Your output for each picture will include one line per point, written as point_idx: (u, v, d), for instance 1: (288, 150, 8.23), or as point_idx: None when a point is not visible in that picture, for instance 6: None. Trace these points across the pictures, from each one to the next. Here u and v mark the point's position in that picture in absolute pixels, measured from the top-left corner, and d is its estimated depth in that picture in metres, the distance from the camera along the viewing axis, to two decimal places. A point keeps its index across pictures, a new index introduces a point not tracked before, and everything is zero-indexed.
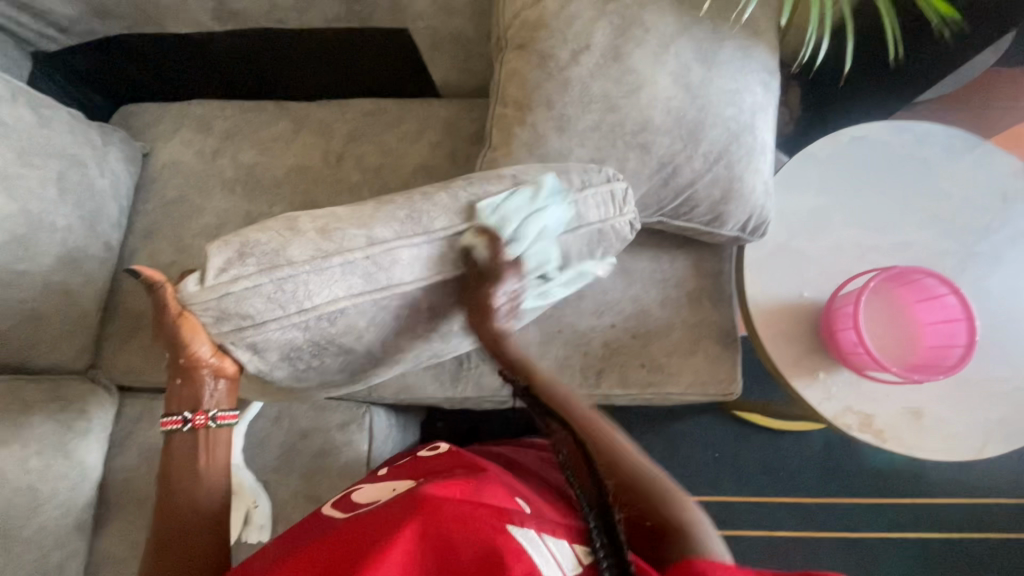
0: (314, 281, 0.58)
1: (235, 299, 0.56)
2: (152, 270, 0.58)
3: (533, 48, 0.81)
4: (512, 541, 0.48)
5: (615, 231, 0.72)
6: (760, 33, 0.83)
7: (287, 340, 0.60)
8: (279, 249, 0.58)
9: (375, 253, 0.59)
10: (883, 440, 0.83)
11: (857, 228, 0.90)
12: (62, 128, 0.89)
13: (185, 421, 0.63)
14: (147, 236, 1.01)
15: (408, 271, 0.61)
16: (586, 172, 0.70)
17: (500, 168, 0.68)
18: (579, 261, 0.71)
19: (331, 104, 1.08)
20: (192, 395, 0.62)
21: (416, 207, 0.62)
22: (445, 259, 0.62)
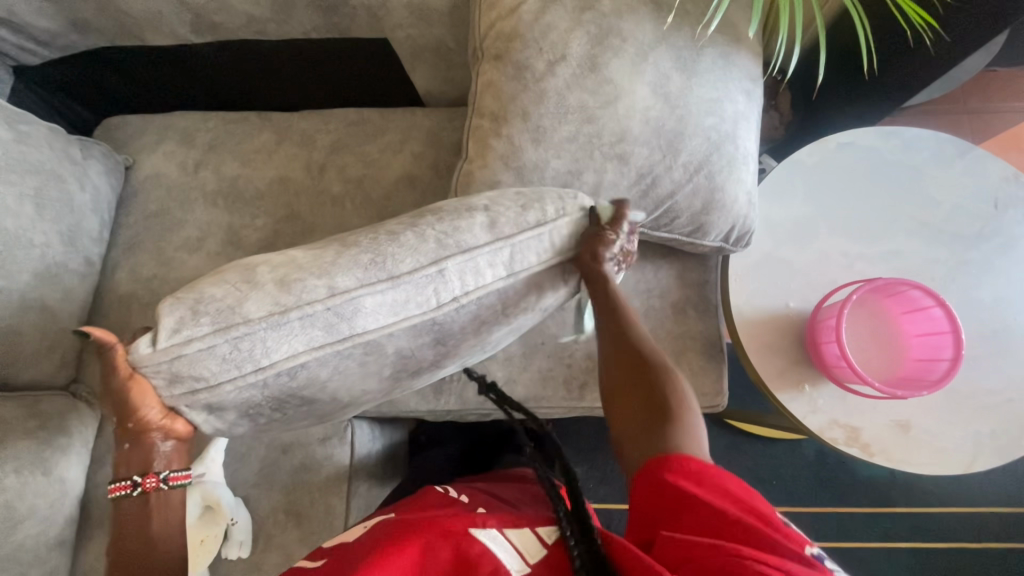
0: (271, 337, 0.54)
1: (188, 360, 0.53)
2: (102, 331, 0.55)
3: (509, 59, 0.80)
4: (476, 544, 0.51)
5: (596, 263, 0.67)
6: (741, 41, 0.82)
7: (244, 399, 0.57)
8: (235, 305, 0.55)
9: (336, 304, 0.55)
10: (870, 454, 0.81)
11: (844, 236, 0.88)
12: (40, 143, 0.89)
13: (135, 485, 0.58)
14: (129, 249, 1.00)
15: (373, 319, 0.57)
16: (562, 199, 0.65)
17: (471, 198, 0.65)
18: (554, 293, 0.68)
19: (313, 115, 1.08)
20: (142, 459, 0.58)
21: (381, 251, 0.58)
22: (414, 301, 0.58)
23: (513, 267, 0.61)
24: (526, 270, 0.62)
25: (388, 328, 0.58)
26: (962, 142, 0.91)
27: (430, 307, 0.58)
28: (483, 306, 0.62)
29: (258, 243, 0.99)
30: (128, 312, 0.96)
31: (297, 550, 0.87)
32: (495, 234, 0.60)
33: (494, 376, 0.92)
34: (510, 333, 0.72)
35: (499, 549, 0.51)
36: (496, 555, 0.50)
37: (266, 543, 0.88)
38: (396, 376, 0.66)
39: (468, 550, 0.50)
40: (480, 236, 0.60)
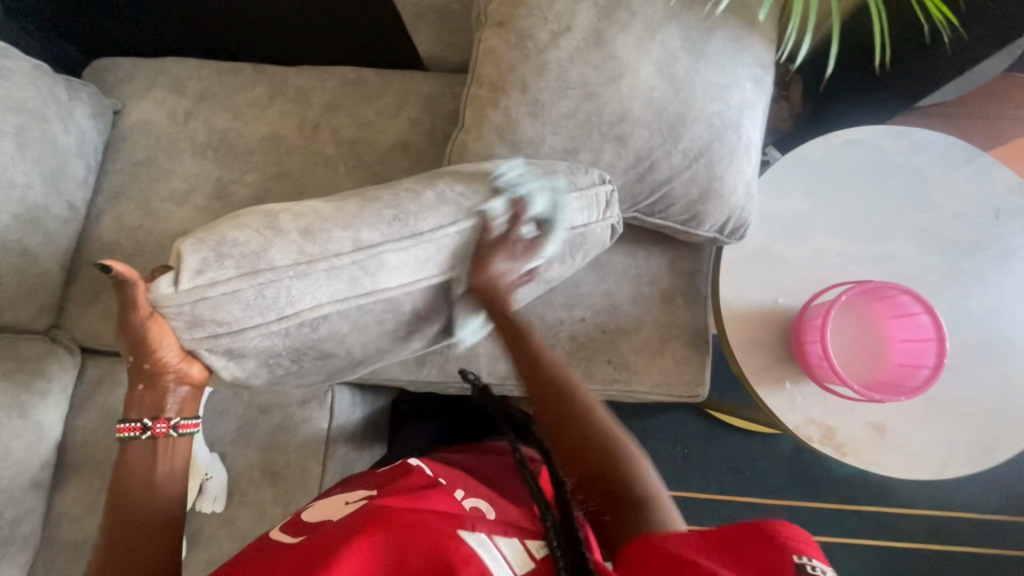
0: (297, 286, 0.58)
1: (210, 304, 0.56)
2: (125, 267, 0.55)
3: (512, 27, 0.76)
4: (462, 546, 0.48)
5: (592, 236, 0.73)
6: (754, 25, 0.79)
7: (267, 346, 0.60)
8: (259, 251, 0.58)
9: (362, 257, 0.60)
10: (842, 454, 0.81)
11: (840, 236, 0.86)
12: (22, 80, 0.86)
13: (144, 428, 0.62)
14: (114, 197, 0.98)
15: (394, 275, 0.62)
16: (574, 172, 0.71)
17: (483, 167, 0.70)
18: (557, 264, 0.72)
19: (310, 71, 1.04)
20: (157, 400, 0.62)
21: (402, 208, 0.63)
22: (432, 261, 0.63)
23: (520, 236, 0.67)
24: (531, 240, 0.68)
25: (408, 285, 0.63)
26: (971, 147, 0.89)
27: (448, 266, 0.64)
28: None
29: (247, 200, 0.97)
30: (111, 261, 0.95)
31: (271, 507, 0.89)
32: (505, 203, 0.65)
33: (476, 351, 0.92)
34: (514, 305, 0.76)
35: (486, 554, 0.48)
36: (482, 561, 0.47)
37: (240, 500, 0.89)
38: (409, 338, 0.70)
39: (455, 552, 0.47)
40: (492, 204, 0.65)
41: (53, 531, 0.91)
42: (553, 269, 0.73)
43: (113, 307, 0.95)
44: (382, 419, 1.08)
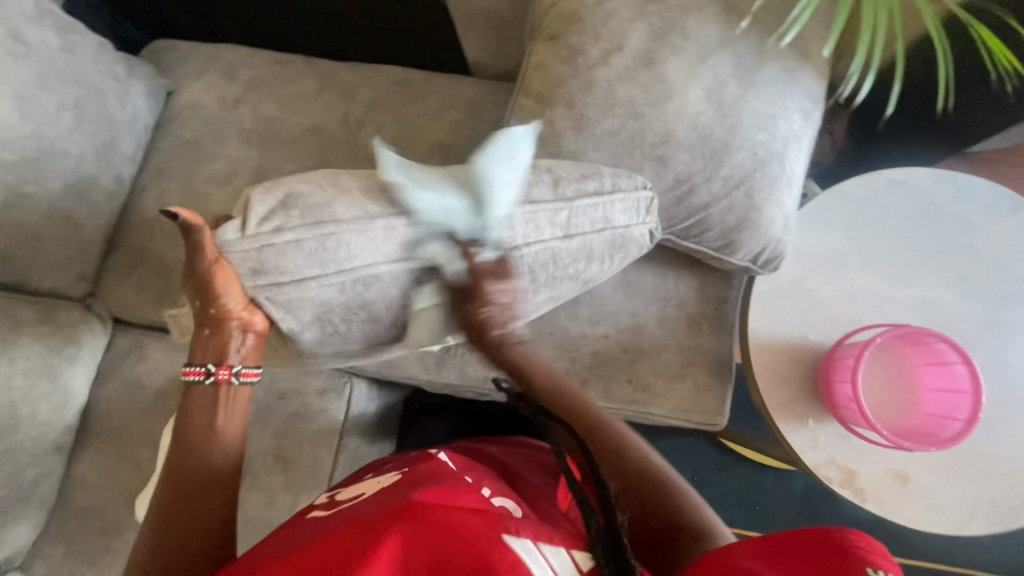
0: (354, 240, 0.59)
1: (275, 250, 0.58)
2: (190, 213, 0.52)
3: (563, 41, 0.77)
4: (511, 554, 0.45)
5: (633, 240, 0.73)
6: (808, 56, 0.78)
7: (322, 298, 0.62)
8: (324, 205, 0.59)
9: (417, 224, 0.61)
10: (861, 499, 0.80)
11: (876, 277, 0.85)
12: (86, 55, 0.88)
13: (208, 373, 0.64)
14: (159, 174, 1.01)
15: (445, 244, 0.63)
16: (617, 175, 0.71)
17: (533, 161, 0.71)
18: (598, 263, 0.73)
19: (358, 67, 1.06)
20: (220, 346, 0.63)
21: (455, 185, 0.65)
22: (482, 237, 0.65)
23: (568, 228, 0.68)
24: (578, 233, 0.69)
25: (458, 257, 0.64)
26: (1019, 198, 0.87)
27: (502, 246, 0.66)
28: (533, 258, 0.68)
29: None
30: (150, 237, 0.98)
31: (281, 493, 0.89)
32: (558, 194, 0.67)
33: None
34: (544, 302, 0.76)
35: (533, 564, 0.46)
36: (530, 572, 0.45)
37: (250, 483, 0.90)
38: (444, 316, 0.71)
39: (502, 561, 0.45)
40: (544, 193, 0.67)
41: (71, 491, 0.94)
42: (593, 267, 0.74)
43: (148, 281, 0.98)
44: (396, 414, 1.10)
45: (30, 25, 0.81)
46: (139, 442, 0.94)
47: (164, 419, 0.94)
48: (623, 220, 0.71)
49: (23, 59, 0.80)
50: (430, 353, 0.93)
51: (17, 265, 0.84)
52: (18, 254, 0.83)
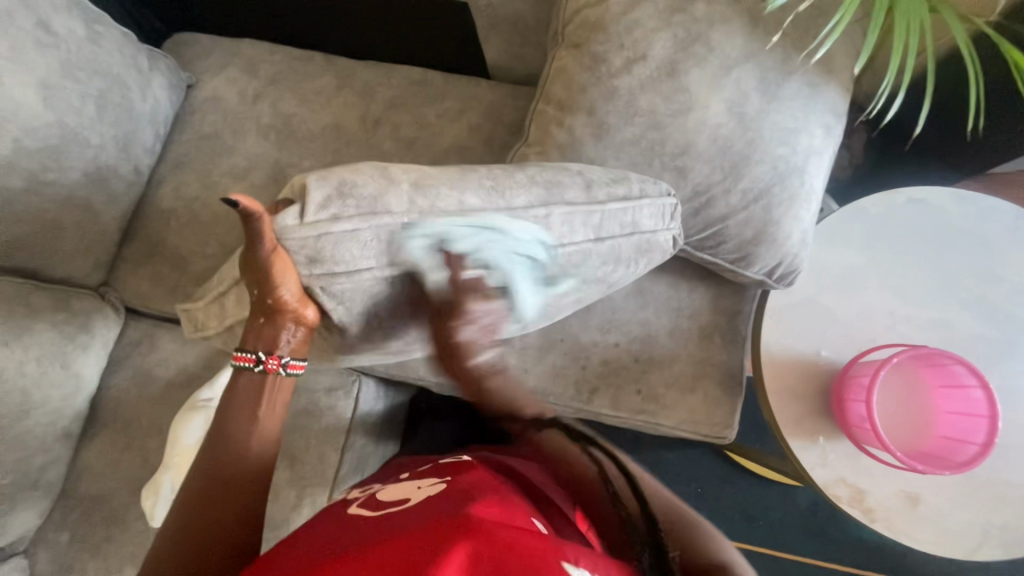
0: (404, 236, 0.59)
1: (332, 240, 0.56)
2: (250, 202, 0.51)
3: (587, 48, 0.77)
4: None
5: (658, 245, 0.72)
6: (832, 72, 0.77)
7: (373, 290, 0.62)
8: (377, 196, 0.58)
9: (462, 218, 0.60)
10: (870, 520, 0.79)
11: (892, 296, 0.84)
12: (111, 46, 0.89)
13: (258, 360, 0.65)
14: (177, 167, 1.02)
15: (488, 243, 0.63)
16: (644, 181, 0.70)
17: (566, 163, 0.70)
18: (624, 269, 0.72)
19: (378, 67, 1.07)
20: (273, 336, 0.63)
21: (499, 182, 0.64)
22: (523, 238, 0.64)
23: (599, 230, 0.67)
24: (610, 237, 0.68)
25: (498, 257, 0.64)
26: None
27: (541, 246, 0.65)
28: (568, 259, 0.67)
29: None
30: (167, 228, 0.99)
31: (286, 488, 0.90)
32: (591, 197, 0.67)
33: (506, 362, 0.92)
34: (570, 304, 0.74)
35: None
36: None
37: None
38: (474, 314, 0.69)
39: None
40: (578, 195, 0.66)
41: (78, 479, 0.94)
42: (619, 272, 0.73)
43: (162, 272, 0.98)
44: (402, 414, 1.09)
45: (58, 15, 0.81)
46: (147, 432, 0.94)
47: (173, 410, 0.95)
48: (652, 224, 0.70)
49: (50, 48, 0.80)
50: (440, 354, 0.93)
51: (35, 252, 0.84)
52: (36, 241, 0.83)
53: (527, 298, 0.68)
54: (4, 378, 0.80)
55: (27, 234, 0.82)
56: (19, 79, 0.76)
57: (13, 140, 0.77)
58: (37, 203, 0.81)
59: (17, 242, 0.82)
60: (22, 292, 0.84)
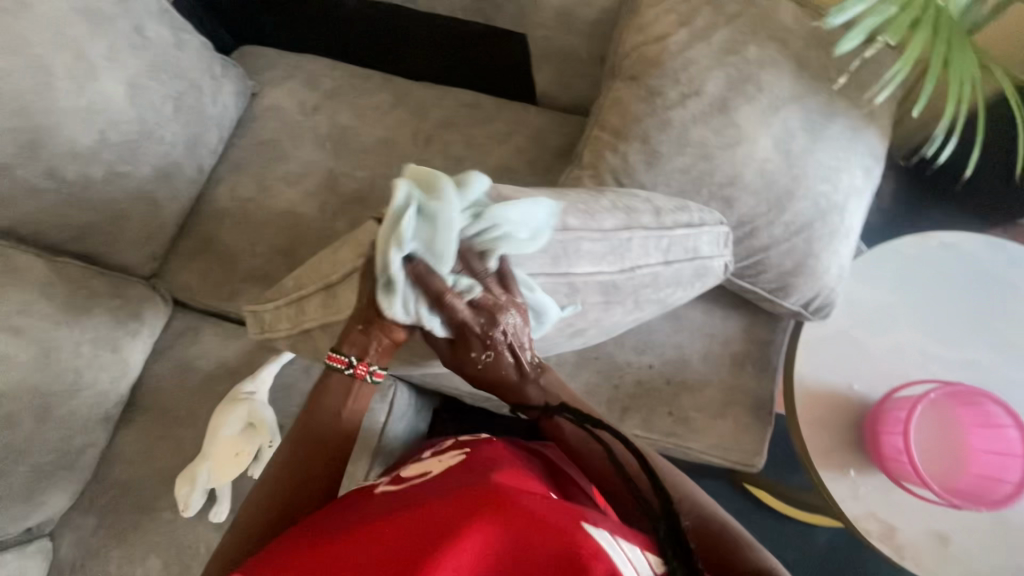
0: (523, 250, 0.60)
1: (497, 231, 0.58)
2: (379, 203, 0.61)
3: (643, 81, 0.82)
4: (591, 540, 0.48)
5: (711, 270, 0.74)
6: (872, 118, 0.82)
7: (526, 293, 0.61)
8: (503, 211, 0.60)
9: (562, 238, 0.62)
10: (900, 557, 0.79)
11: (925, 335, 0.86)
12: (191, 52, 0.94)
13: (350, 364, 0.60)
14: (235, 169, 1.06)
15: (583, 262, 0.64)
16: (702, 210, 0.74)
17: (637, 190, 0.73)
18: (680, 292, 0.73)
19: (432, 88, 1.12)
20: (361, 343, 0.59)
21: (589, 206, 0.66)
22: (611, 259, 0.65)
23: (668, 253, 0.69)
24: (675, 261, 0.70)
25: (590, 276, 0.65)
26: None
27: (623, 267, 0.67)
28: (641, 281, 0.69)
29: (353, 193, 1.04)
30: (221, 226, 1.03)
31: None
32: (659, 222, 0.69)
33: None
34: (627, 324, 0.75)
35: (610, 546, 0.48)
36: (610, 557, 0.47)
37: None
38: (555, 334, 0.68)
39: (584, 543, 0.47)
40: (651, 220, 0.69)
41: (109, 465, 0.95)
42: (676, 294, 0.74)
43: (212, 267, 1.02)
44: (419, 427, 1.12)
45: (149, 21, 0.87)
46: (183, 422, 0.95)
47: (210, 402, 0.96)
48: (708, 250, 0.73)
49: (140, 50, 0.85)
50: None
51: (100, 239, 0.87)
52: (103, 229, 0.86)
53: (603, 317, 0.69)
54: (60, 358, 0.82)
55: (96, 221, 0.85)
56: (110, 76, 0.81)
57: (98, 131, 0.81)
58: (110, 192, 0.85)
59: (87, 228, 0.85)
60: (83, 276, 0.86)
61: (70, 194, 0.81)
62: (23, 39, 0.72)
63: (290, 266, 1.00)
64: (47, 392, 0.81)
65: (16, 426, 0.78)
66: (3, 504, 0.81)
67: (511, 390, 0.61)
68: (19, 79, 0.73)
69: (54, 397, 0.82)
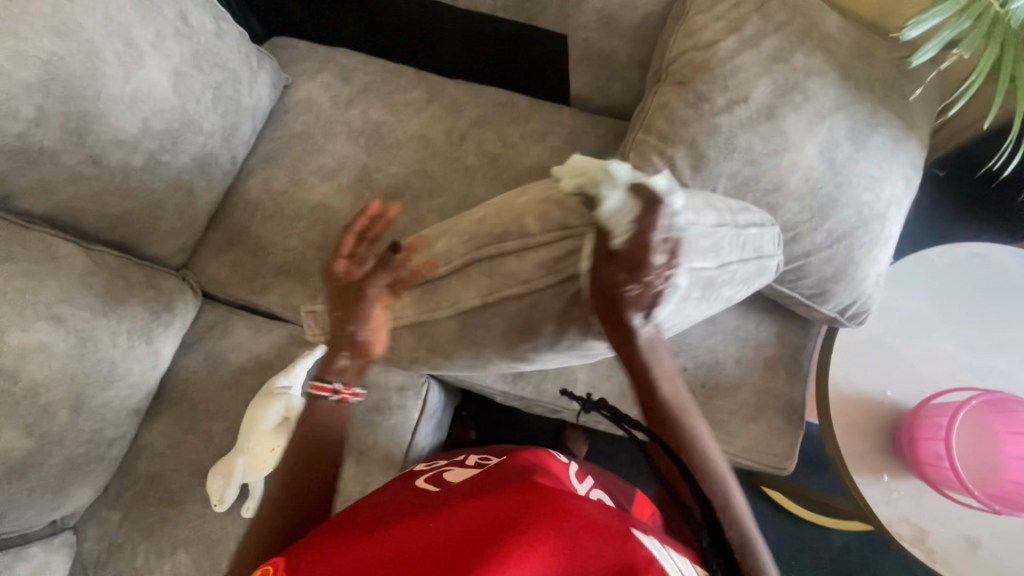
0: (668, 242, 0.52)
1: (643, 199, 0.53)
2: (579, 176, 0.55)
3: (691, 87, 0.82)
4: (642, 549, 0.46)
5: (766, 270, 0.74)
6: (913, 129, 0.83)
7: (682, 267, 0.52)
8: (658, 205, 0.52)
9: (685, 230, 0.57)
10: (932, 560, 0.80)
11: (957, 344, 0.87)
12: (232, 42, 0.93)
13: (334, 391, 0.66)
14: (268, 161, 1.05)
15: (697, 257, 0.59)
16: (760, 213, 0.74)
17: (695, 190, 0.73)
18: (741, 289, 0.72)
19: (466, 86, 1.12)
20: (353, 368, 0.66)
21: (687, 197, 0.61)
22: (712, 254, 0.62)
23: (744, 250, 0.68)
24: (749, 260, 0.69)
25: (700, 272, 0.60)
26: None
27: (719, 262, 0.63)
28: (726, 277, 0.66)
29: (387, 189, 1.03)
30: (253, 219, 1.02)
31: (349, 483, 0.91)
32: (733, 218, 0.67)
33: (575, 376, 0.95)
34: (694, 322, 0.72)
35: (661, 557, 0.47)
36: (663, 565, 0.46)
37: None
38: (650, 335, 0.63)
39: (637, 553, 0.46)
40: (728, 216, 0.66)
41: (136, 458, 0.93)
42: (738, 292, 0.73)
43: (243, 260, 1.01)
44: (440, 436, 1.11)
45: (194, 9, 0.86)
46: (212, 416, 0.94)
47: (241, 395, 0.95)
48: (769, 249, 0.73)
49: (184, 38, 0.84)
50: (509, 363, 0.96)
51: (137, 228, 0.86)
52: (141, 218, 0.85)
53: (692, 314, 0.65)
54: (97, 348, 0.80)
55: (135, 210, 0.84)
56: (156, 63, 0.80)
57: (142, 119, 0.80)
58: (150, 181, 0.84)
59: (125, 217, 0.84)
60: (120, 265, 0.85)
61: (112, 182, 0.80)
62: (74, 24, 0.72)
63: (323, 260, 0.99)
64: (84, 383, 0.79)
65: (52, 416, 0.77)
66: (34, 496, 0.79)
67: (623, 339, 0.51)
68: (70, 63, 0.72)
69: (90, 387, 0.80)
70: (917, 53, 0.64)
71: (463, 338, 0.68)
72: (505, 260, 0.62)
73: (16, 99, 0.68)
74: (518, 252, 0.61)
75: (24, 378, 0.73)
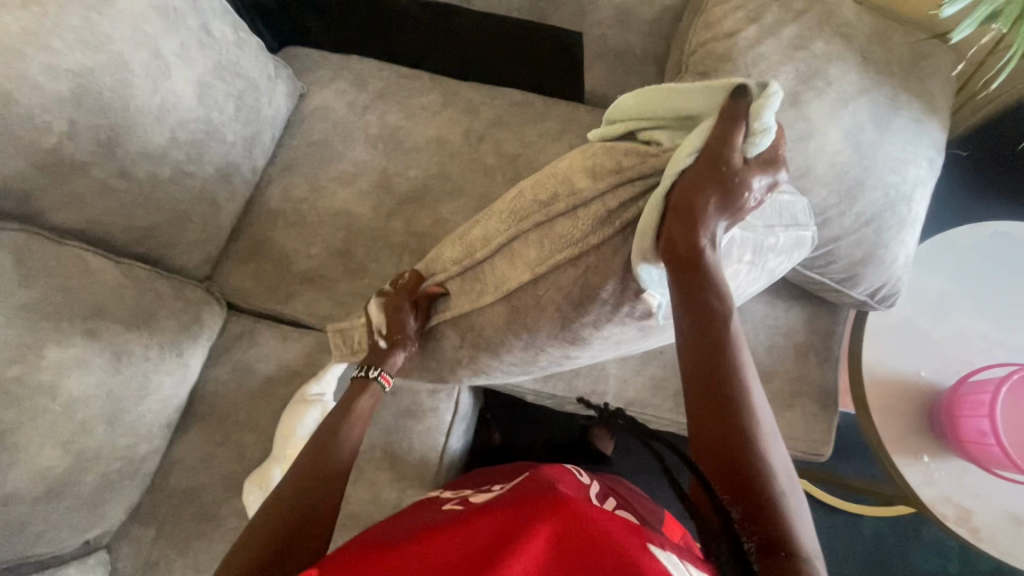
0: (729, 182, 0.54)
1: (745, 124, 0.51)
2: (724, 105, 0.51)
3: (713, 78, 0.83)
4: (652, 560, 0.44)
5: (801, 240, 0.74)
6: (934, 110, 0.84)
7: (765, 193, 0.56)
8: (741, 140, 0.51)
9: None
10: (977, 539, 0.80)
11: (989, 322, 0.88)
12: (250, 51, 0.93)
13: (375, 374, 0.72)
14: (287, 170, 1.05)
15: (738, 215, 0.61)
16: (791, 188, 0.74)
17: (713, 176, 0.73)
18: (782, 261, 0.73)
19: (481, 87, 1.12)
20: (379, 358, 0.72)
21: None
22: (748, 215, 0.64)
23: (779, 218, 0.69)
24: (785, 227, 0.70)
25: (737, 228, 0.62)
26: None
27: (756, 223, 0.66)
28: (765, 242, 0.68)
29: (408, 192, 1.03)
30: (274, 228, 1.02)
31: (386, 489, 0.90)
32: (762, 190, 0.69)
33: (607, 372, 0.95)
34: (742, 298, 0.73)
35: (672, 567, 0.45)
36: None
37: (358, 477, 0.90)
38: None
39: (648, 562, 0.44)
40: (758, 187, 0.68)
41: (166, 474, 0.92)
42: (778, 264, 0.74)
43: (267, 270, 1.00)
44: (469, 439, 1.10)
45: (214, 20, 0.86)
46: (243, 428, 0.93)
47: (271, 406, 0.94)
48: (803, 220, 0.73)
49: (206, 48, 0.84)
50: None
51: (164, 240, 0.85)
52: (167, 230, 0.85)
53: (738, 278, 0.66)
54: (131, 362, 0.80)
55: (162, 221, 0.83)
56: (181, 74, 0.81)
57: (169, 130, 0.80)
58: (176, 193, 0.84)
59: (152, 229, 0.83)
60: (148, 278, 0.84)
61: (140, 194, 0.80)
62: (103, 36, 0.72)
63: (347, 266, 0.99)
64: (118, 398, 0.79)
65: (89, 433, 0.76)
66: (70, 514, 0.78)
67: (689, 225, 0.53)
68: (100, 75, 0.72)
69: (124, 402, 0.80)
70: (957, 29, 0.66)
71: (514, 322, 0.66)
72: (552, 228, 0.61)
73: (49, 112, 0.68)
74: (569, 213, 0.60)
75: (62, 395, 0.72)
